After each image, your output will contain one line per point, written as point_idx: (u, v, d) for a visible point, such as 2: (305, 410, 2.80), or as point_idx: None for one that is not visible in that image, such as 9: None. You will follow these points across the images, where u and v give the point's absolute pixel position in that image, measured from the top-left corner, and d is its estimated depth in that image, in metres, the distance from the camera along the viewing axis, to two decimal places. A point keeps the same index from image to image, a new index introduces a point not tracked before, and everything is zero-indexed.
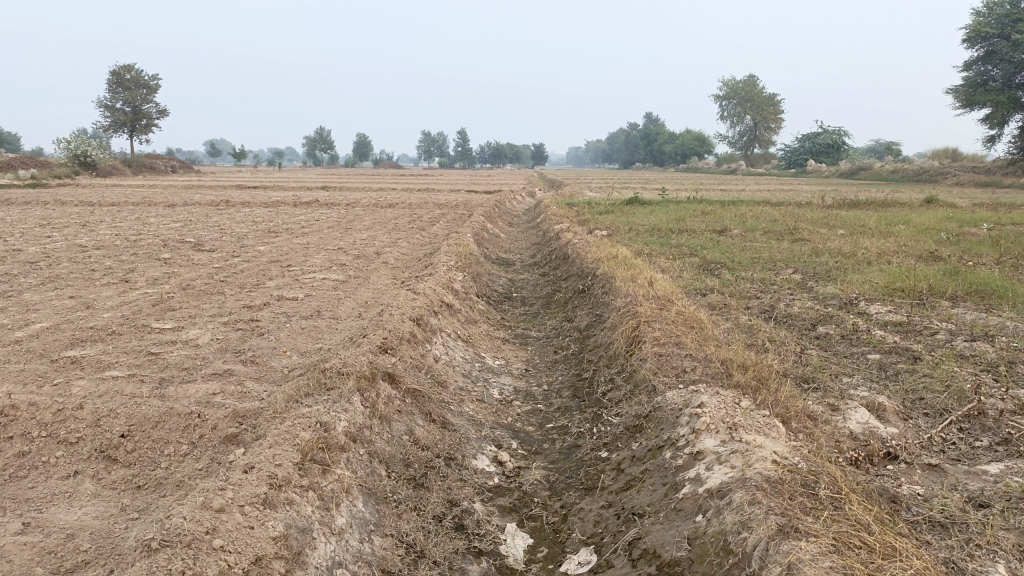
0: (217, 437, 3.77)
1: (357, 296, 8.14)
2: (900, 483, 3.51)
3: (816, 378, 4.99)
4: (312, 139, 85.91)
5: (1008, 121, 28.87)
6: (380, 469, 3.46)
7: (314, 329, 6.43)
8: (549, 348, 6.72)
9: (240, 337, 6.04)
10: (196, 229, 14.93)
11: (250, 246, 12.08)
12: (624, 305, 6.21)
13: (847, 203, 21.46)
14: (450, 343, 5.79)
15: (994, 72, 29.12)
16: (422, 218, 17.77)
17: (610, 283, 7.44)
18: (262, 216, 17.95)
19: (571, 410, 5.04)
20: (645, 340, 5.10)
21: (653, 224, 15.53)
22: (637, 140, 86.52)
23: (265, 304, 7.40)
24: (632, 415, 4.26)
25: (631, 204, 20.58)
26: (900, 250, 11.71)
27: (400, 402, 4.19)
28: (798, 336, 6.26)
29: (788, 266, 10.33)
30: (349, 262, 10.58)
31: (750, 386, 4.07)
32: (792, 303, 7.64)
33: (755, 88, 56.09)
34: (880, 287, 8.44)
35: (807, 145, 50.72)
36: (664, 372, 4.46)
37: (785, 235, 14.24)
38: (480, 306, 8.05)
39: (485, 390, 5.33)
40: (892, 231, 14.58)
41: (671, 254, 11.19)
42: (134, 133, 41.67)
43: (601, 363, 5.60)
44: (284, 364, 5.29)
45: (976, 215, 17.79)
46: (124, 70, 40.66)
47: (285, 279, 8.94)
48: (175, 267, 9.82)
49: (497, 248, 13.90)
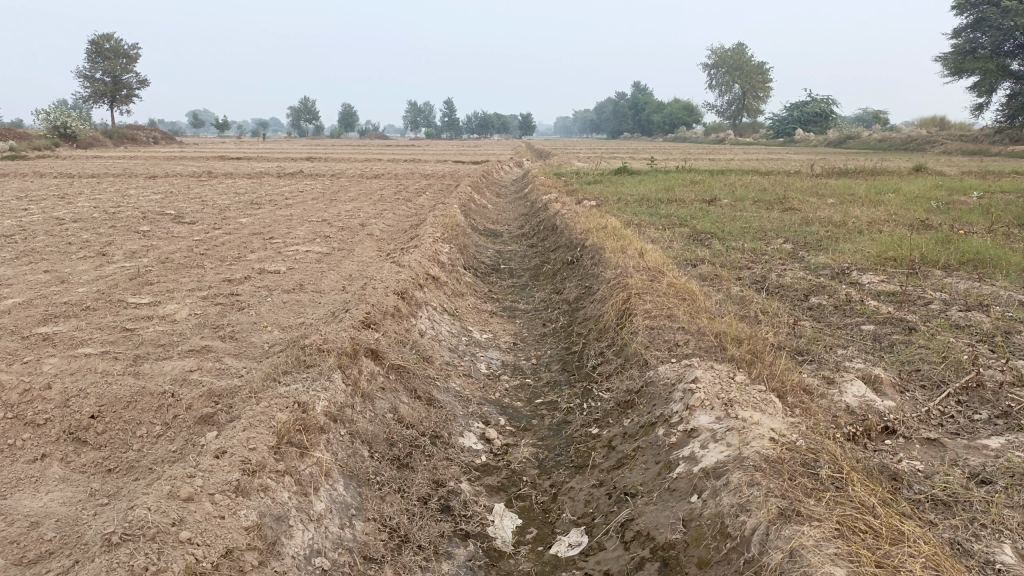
0: (191, 418, 3.62)
1: (341, 268, 7.95)
2: (899, 459, 3.40)
3: (811, 351, 4.87)
4: (297, 109, 84.73)
5: (996, 89, 28.75)
6: (362, 450, 3.32)
7: (296, 303, 6.25)
8: (538, 321, 6.58)
9: (218, 312, 5.86)
10: (177, 201, 14.63)
11: (232, 218, 11.83)
12: (615, 277, 6.06)
13: (836, 173, 21.32)
14: (435, 317, 5.63)
15: (983, 39, 28.90)
16: (408, 188, 17.51)
17: (599, 254, 7.29)
18: (245, 188, 17.63)
19: (560, 384, 4.91)
20: (636, 313, 4.96)
21: (642, 194, 15.34)
22: (626, 110, 85.91)
23: (246, 278, 7.20)
24: (623, 390, 4.14)
25: (620, 174, 20.37)
26: (890, 219, 11.60)
27: (384, 379, 4.04)
28: (791, 306, 6.14)
29: (778, 236, 10.20)
30: (333, 234, 10.36)
31: (745, 360, 3.95)
32: (784, 273, 7.51)
33: (744, 56, 55.62)
34: (872, 256, 8.33)
35: (796, 114, 50.47)
36: (657, 346, 4.33)
37: (775, 205, 14.11)
38: (466, 278, 7.88)
39: (472, 365, 5.19)
40: (882, 200, 14.48)
41: (660, 224, 11.04)
42: (114, 103, 40.84)
43: (590, 336, 5.46)
44: (264, 340, 5.13)
45: (966, 183, 17.70)
46: (103, 39, 39.74)
47: (267, 252, 8.73)
48: (154, 240, 9.58)
49: (484, 219, 13.69)
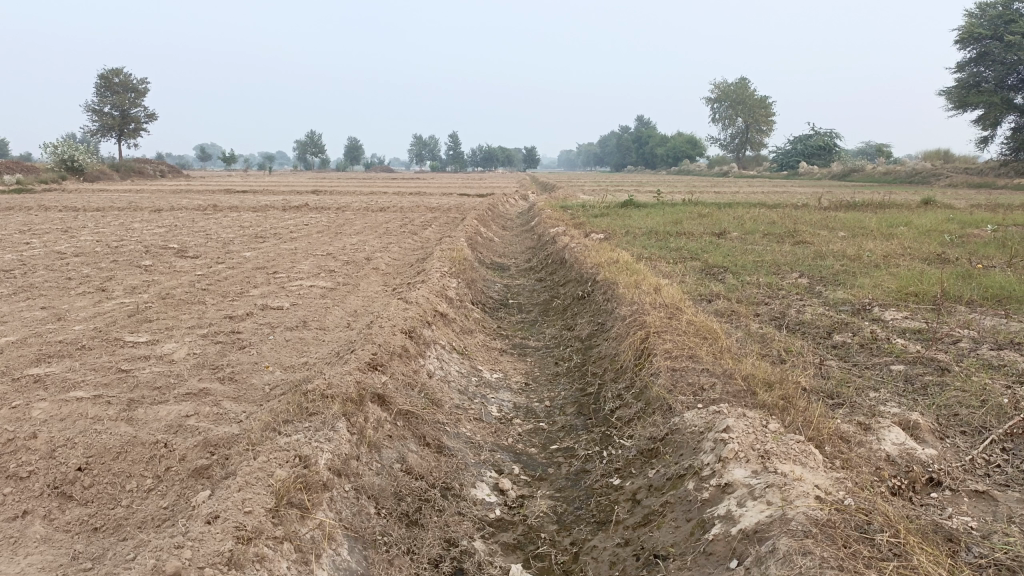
0: (185, 471, 3.37)
1: (346, 304, 7.73)
2: (950, 516, 3.11)
3: (841, 393, 4.61)
4: (303, 143, 85.31)
5: (1001, 122, 28.69)
6: (368, 506, 3.06)
7: (299, 342, 6.03)
8: (550, 359, 6.33)
9: (218, 351, 5.64)
10: (181, 234, 14.50)
11: (236, 252, 11.66)
12: (630, 314, 5.82)
13: (844, 205, 21.16)
14: (444, 356, 5.40)
15: (987, 73, 28.93)
16: (414, 222, 17.38)
17: (612, 290, 7.07)
18: (250, 221, 17.52)
19: (576, 429, 4.65)
20: (655, 353, 4.71)
21: (650, 227, 15.17)
22: (629, 143, 86.31)
23: (248, 314, 6.98)
24: (646, 437, 3.87)
25: (626, 207, 20.24)
26: (905, 253, 11.38)
27: (391, 426, 3.79)
28: (814, 345, 5.88)
29: (793, 270, 9.98)
30: (338, 268, 10.17)
31: (777, 406, 3.69)
32: (803, 309, 7.26)
33: (747, 90, 55.96)
34: (892, 292, 8.08)
35: (799, 147, 50.58)
36: (680, 389, 4.07)
37: (785, 238, 13.92)
38: (475, 314, 7.65)
39: (483, 408, 4.93)
40: (894, 233, 14.26)
41: (671, 258, 10.83)
42: (122, 137, 41.08)
43: (607, 377, 5.22)
44: (265, 382, 4.89)
45: (977, 216, 17.49)
46: (112, 74, 40.08)
47: (271, 287, 8.53)
48: (156, 275, 9.39)
49: (491, 253, 13.51)
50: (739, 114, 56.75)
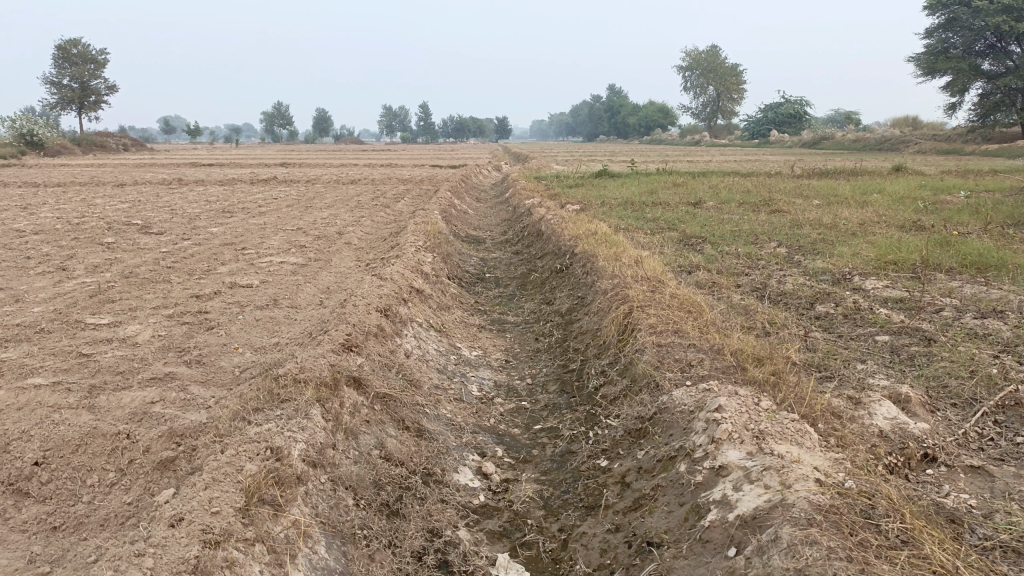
0: (149, 464, 3.17)
1: (318, 281, 7.50)
2: (948, 494, 3.02)
3: (828, 366, 4.52)
4: (270, 115, 83.72)
5: (969, 88, 28.84)
6: (345, 498, 2.90)
7: (270, 322, 5.81)
8: (530, 335, 6.18)
9: (185, 332, 5.40)
10: (146, 210, 14.08)
11: (202, 228, 11.32)
12: (612, 288, 5.68)
13: (816, 173, 21.17)
14: (421, 334, 5.22)
15: (955, 39, 29.01)
16: (386, 194, 17.07)
17: (592, 263, 6.92)
18: (217, 195, 17.08)
19: (559, 408, 4.51)
20: (639, 329, 4.58)
21: (625, 198, 15.03)
22: (601, 113, 85.88)
23: (215, 293, 6.74)
24: (633, 417, 3.74)
25: (600, 177, 20.07)
26: (880, 220, 11.36)
27: (369, 411, 3.61)
28: (797, 316, 5.79)
29: (770, 239, 9.91)
30: (308, 243, 9.90)
31: (768, 383, 3.57)
32: (784, 279, 7.18)
33: (718, 58, 55.76)
34: (871, 260, 8.03)
35: (770, 115, 50.65)
36: (668, 366, 3.94)
37: (761, 206, 13.87)
38: (451, 289, 7.47)
39: (463, 388, 4.77)
40: (867, 200, 14.27)
41: (648, 229, 10.71)
42: (82, 110, 39.90)
43: (589, 353, 5.08)
44: (235, 365, 4.69)
45: (947, 182, 17.58)
46: (70, 45, 38.83)
47: (239, 264, 8.26)
48: (119, 253, 9.06)
49: (465, 225, 13.29)
50: (711, 83, 56.60)
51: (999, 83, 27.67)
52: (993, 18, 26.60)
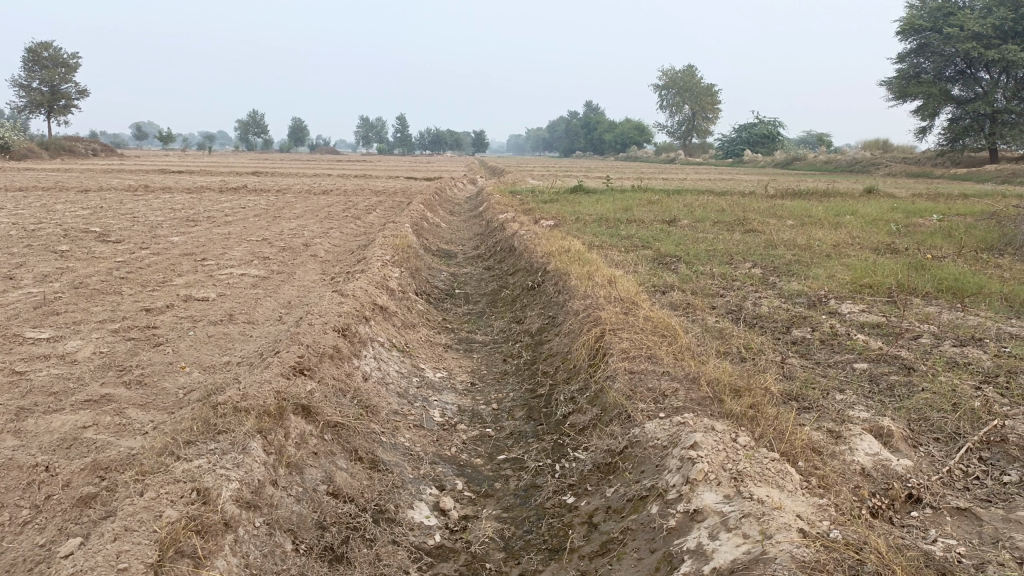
0: (68, 500, 2.86)
1: (278, 295, 7.19)
2: (937, 540, 2.82)
3: (807, 396, 4.32)
4: (245, 123, 82.90)
5: (939, 113, 29.22)
6: (283, 544, 2.62)
7: (223, 339, 5.50)
8: (497, 356, 5.94)
9: (129, 349, 5.08)
10: (108, 217, 13.64)
11: (164, 237, 10.94)
12: (583, 309, 5.46)
13: (791, 193, 21.21)
14: (382, 355, 4.95)
15: (926, 64, 29.40)
16: (357, 206, 16.77)
17: (564, 282, 6.70)
18: (183, 203, 16.66)
19: (525, 436, 4.26)
20: (611, 354, 4.34)
21: (601, 214, 14.87)
22: (578, 129, 86.27)
23: (168, 307, 6.41)
24: (604, 449, 3.50)
25: (575, 193, 19.91)
26: (855, 242, 11.29)
27: (317, 441, 3.33)
28: (774, 340, 5.60)
29: (746, 260, 9.77)
30: (273, 254, 9.59)
31: (747, 418, 3.35)
32: (760, 302, 7.00)
33: (694, 77, 56.24)
34: (847, 282, 7.89)
35: (744, 135, 51.11)
36: (641, 395, 3.71)
37: (736, 226, 13.77)
38: (418, 306, 7.21)
39: (424, 414, 4.50)
40: (841, 222, 14.23)
41: (623, 247, 10.53)
42: (51, 114, 39.05)
43: (559, 377, 4.84)
44: (179, 387, 4.39)
45: (919, 206, 17.64)
46: (40, 47, 38.07)
47: (197, 276, 7.92)
48: (72, 262, 8.68)
49: (437, 239, 13.02)
50: (687, 101, 57.04)
51: (968, 108, 28.07)
52: (963, 44, 26.98)
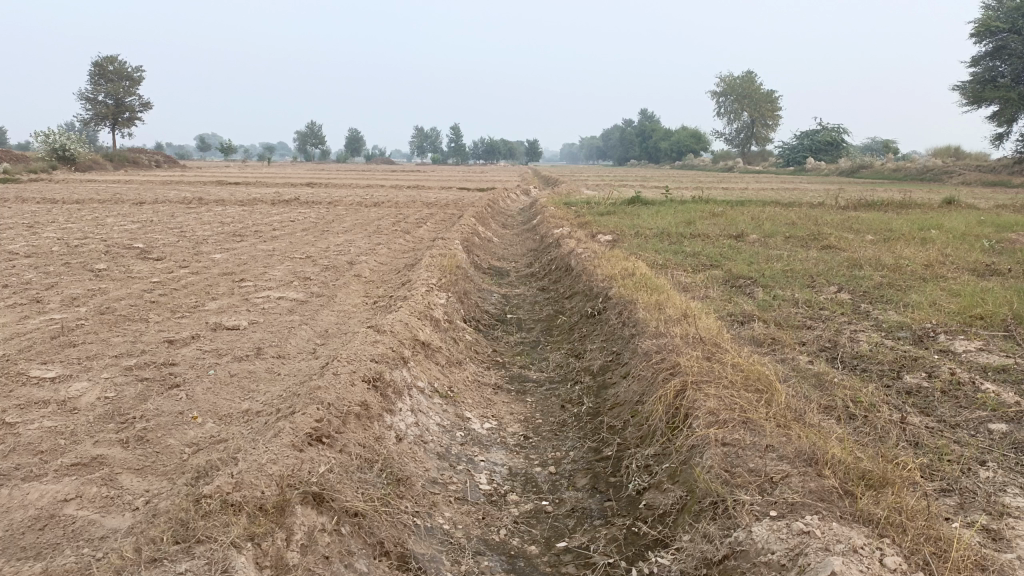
0: None
1: (316, 323, 6.59)
2: None
3: (944, 474, 3.44)
4: (303, 134, 84.07)
5: (1017, 119, 27.38)
6: None
7: (247, 378, 4.88)
8: (555, 399, 5.19)
9: (139, 393, 4.51)
10: (155, 231, 13.37)
11: (206, 254, 10.51)
12: (656, 352, 4.66)
13: (863, 204, 19.92)
14: (420, 407, 4.25)
15: (1003, 68, 27.62)
16: (408, 219, 16.24)
17: (630, 313, 5.94)
18: (233, 217, 16.36)
19: (592, 514, 3.49)
20: (696, 417, 3.56)
21: (661, 228, 14.01)
22: (634, 138, 85.05)
23: (193, 337, 5.84)
24: (696, 556, 2.72)
25: (633, 205, 19.01)
26: (947, 261, 10.21)
27: (331, 540, 2.64)
28: (885, 391, 4.70)
29: (828, 282, 8.82)
30: (314, 274, 9.04)
31: (888, 524, 2.53)
32: (857, 337, 6.09)
33: (753, 84, 54.70)
34: (952, 313, 6.90)
35: (806, 142, 49.43)
36: (743, 480, 2.92)
37: (810, 241, 12.77)
38: (466, 337, 6.53)
39: (469, 481, 3.78)
40: (926, 237, 13.05)
41: (689, 266, 9.68)
42: (115, 126, 39.85)
43: (629, 437, 4.07)
44: (185, 447, 3.77)
45: (1007, 218, 16.25)
46: (106, 62, 38.87)
47: (231, 300, 7.38)
48: (106, 283, 8.23)
49: (487, 255, 12.33)
50: (745, 109, 55.48)
51: None
52: None
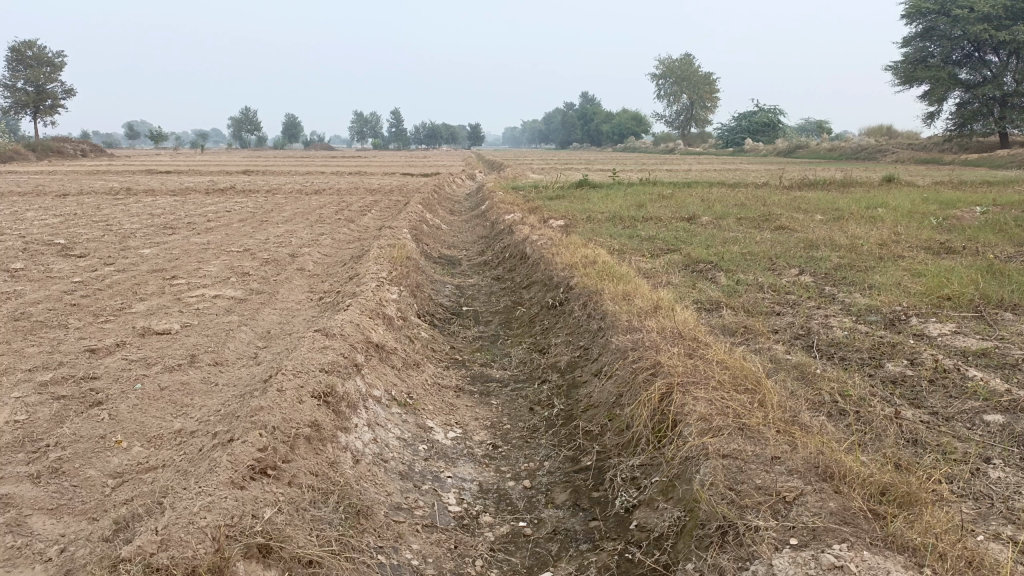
0: None
1: (257, 324, 6.06)
2: None
3: (957, 477, 3.16)
4: (238, 121, 81.59)
5: (947, 98, 27.96)
6: None
7: (182, 392, 4.37)
8: (522, 401, 4.81)
9: (54, 414, 3.97)
10: (80, 225, 12.51)
11: (135, 250, 9.78)
12: (632, 348, 4.32)
13: (806, 184, 20.06)
14: (377, 422, 3.82)
15: (933, 48, 28.12)
16: (351, 207, 15.62)
17: (597, 304, 5.60)
18: (164, 208, 15.49)
19: (577, 539, 3.12)
20: (688, 425, 3.23)
21: (612, 212, 13.77)
22: (576, 121, 85.13)
23: (119, 345, 5.27)
24: None
25: (581, 188, 18.72)
26: (900, 240, 10.15)
27: None
28: (871, 382, 4.44)
29: (788, 265, 8.63)
30: (254, 268, 8.45)
31: (926, 551, 2.23)
32: (829, 323, 5.87)
33: (691, 66, 55.08)
34: (919, 295, 6.74)
35: (744, 124, 50.02)
36: (752, 501, 2.59)
37: (761, 222, 12.66)
38: (422, 335, 6.09)
39: (437, 503, 3.37)
40: (874, 216, 13.07)
41: (646, 252, 9.40)
42: (37, 114, 37.76)
43: (610, 446, 3.72)
44: (107, 480, 3.27)
45: (947, 196, 16.48)
46: (24, 47, 36.77)
47: (162, 300, 6.79)
48: (21, 285, 7.51)
49: (437, 244, 11.88)
50: (684, 90, 55.84)
51: (978, 92, 26.82)
52: (973, 26, 25.67)
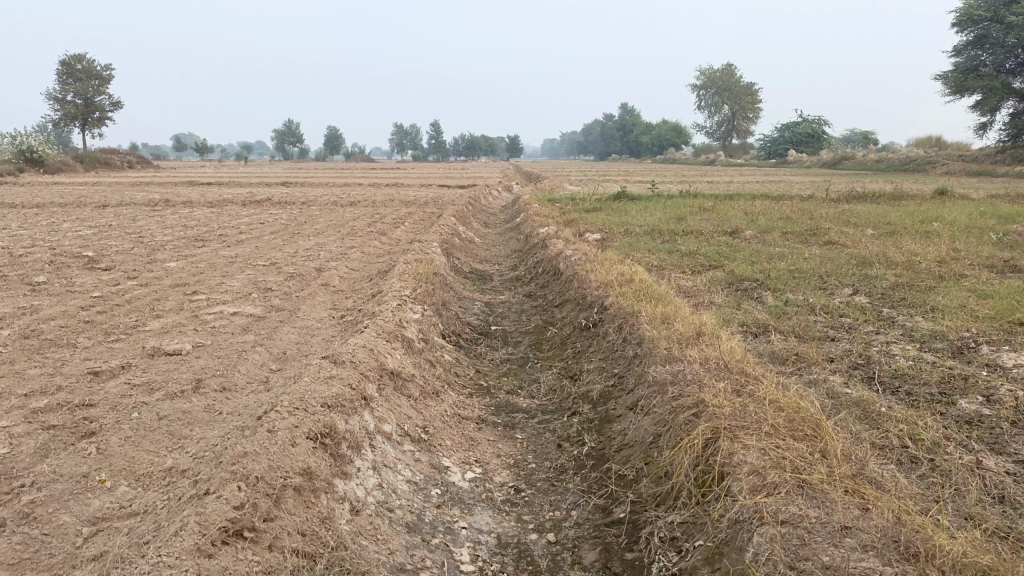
0: None
1: (272, 344, 5.74)
2: None
3: None
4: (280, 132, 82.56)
5: (1000, 108, 26.83)
6: None
7: (181, 422, 4.03)
8: (549, 436, 4.38)
9: (41, 446, 3.66)
10: (111, 237, 12.43)
11: (161, 263, 9.58)
12: (671, 382, 3.88)
13: (854, 196, 19.29)
14: (384, 465, 3.43)
15: (986, 56, 26.99)
16: (384, 219, 15.36)
17: (632, 328, 5.15)
18: (198, 219, 15.39)
19: None
20: (737, 479, 2.78)
21: (650, 225, 13.27)
22: (615, 132, 84.43)
23: (124, 368, 4.97)
24: None
25: (618, 200, 18.24)
26: (960, 257, 9.50)
27: None
28: (944, 423, 3.92)
29: (840, 283, 8.06)
30: (278, 283, 8.16)
31: None
32: (890, 351, 5.33)
33: (733, 77, 54.17)
34: (988, 319, 6.15)
35: (787, 134, 48.89)
36: None
37: (809, 237, 12.06)
38: (445, 358, 5.70)
39: (448, 561, 2.96)
40: (928, 231, 12.37)
41: (687, 268, 8.91)
42: (86, 126, 38.42)
43: (647, 498, 3.27)
44: (80, 528, 2.92)
45: (1006, 208, 15.62)
46: (73, 61, 37.49)
47: (179, 317, 6.52)
48: (40, 299, 7.31)
49: (469, 258, 11.52)
50: (725, 101, 54.94)
51: None
52: None
